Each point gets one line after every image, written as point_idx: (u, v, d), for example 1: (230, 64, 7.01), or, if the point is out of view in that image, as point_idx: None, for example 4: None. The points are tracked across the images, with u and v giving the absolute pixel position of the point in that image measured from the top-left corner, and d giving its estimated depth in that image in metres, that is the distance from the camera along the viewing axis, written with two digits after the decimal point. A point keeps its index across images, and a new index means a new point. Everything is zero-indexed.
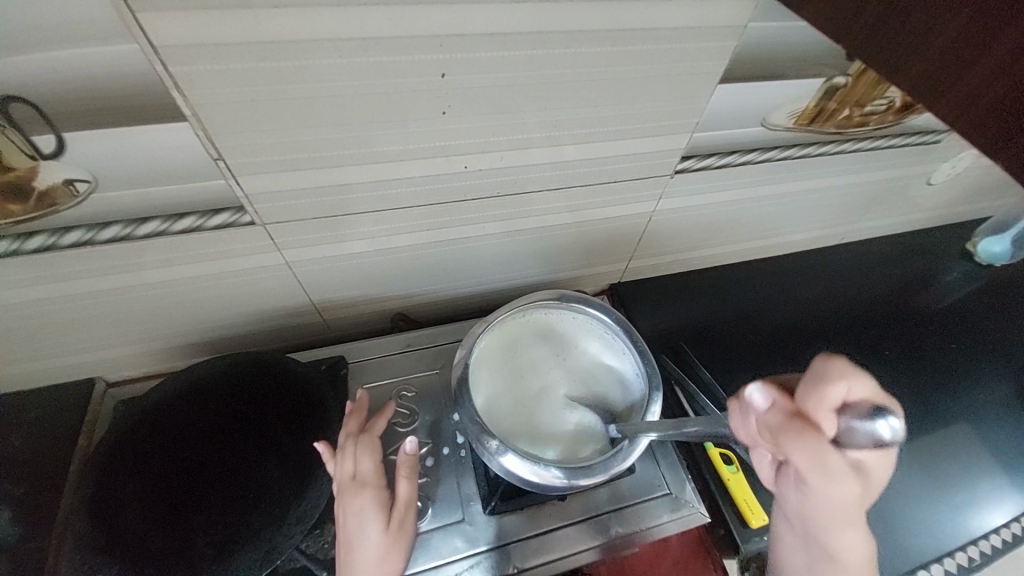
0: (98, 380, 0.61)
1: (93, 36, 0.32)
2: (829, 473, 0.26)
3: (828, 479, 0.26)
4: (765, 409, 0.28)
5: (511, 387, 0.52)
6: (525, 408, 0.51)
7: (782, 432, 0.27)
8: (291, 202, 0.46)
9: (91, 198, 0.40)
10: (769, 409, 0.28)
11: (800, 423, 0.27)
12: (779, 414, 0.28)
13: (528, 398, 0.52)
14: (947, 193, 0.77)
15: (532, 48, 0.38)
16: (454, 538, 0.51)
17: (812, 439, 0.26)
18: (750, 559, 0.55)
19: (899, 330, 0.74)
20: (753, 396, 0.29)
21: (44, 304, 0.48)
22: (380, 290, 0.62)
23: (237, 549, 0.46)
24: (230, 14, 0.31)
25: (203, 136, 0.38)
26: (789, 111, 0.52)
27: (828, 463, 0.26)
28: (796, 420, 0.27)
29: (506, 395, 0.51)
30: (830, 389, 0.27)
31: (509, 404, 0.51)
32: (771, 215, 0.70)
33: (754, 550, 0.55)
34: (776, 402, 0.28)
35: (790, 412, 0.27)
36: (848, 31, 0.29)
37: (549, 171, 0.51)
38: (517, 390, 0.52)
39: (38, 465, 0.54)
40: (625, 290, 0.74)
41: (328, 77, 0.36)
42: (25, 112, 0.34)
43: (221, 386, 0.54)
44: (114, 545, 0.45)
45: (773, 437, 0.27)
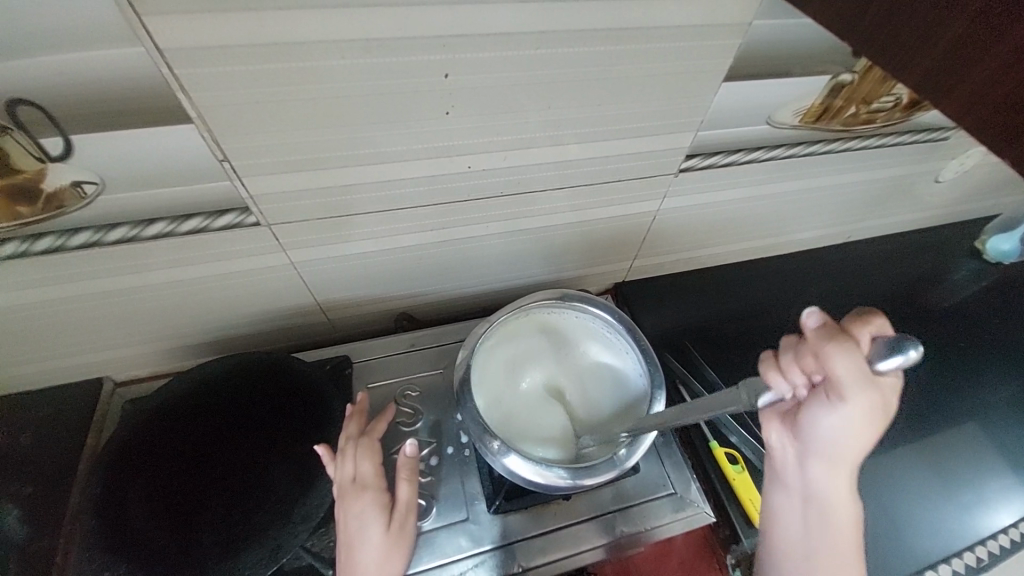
0: (106, 379, 0.61)
1: (99, 38, 0.32)
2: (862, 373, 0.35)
3: (858, 381, 0.35)
4: (814, 328, 0.37)
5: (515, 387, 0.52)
6: (529, 408, 0.51)
7: (829, 342, 0.36)
8: (296, 203, 0.46)
9: (98, 200, 0.40)
10: (818, 328, 0.37)
11: (843, 336, 0.36)
12: (825, 330, 0.37)
13: (532, 399, 0.52)
14: (955, 191, 0.76)
15: (535, 47, 0.38)
16: (459, 537, 0.51)
17: (853, 344, 0.35)
18: (744, 555, 0.55)
19: (906, 329, 0.74)
20: (804, 319, 0.38)
21: (53, 305, 0.49)
22: (384, 290, 0.62)
23: (243, 548, 0.46)
24: (232, 17, 0.31)
25: (208, 138, 0.38)
26: (794, 109, 0.51)
27: (862, 364, 0.35)
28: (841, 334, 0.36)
29: (510, 395, 0.52)
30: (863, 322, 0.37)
31: (513, 404, 0.51)
32: (777, 214, 0.70)
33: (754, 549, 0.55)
34: (823, 322, 0.37)
35: (836, 330, 0.37)
36: (855, 27, 0.29)
37: (552, 170, 0.51)
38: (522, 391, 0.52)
39: (48, 464, 0.54)
40: (629, 289, 0.74)
41: (332, 78, 0.36)
42: (32, 115, 0.34)
43: (226, 385, 0.54)
44: (122, 543, 0.45)
45: (821, 345, 0.36)
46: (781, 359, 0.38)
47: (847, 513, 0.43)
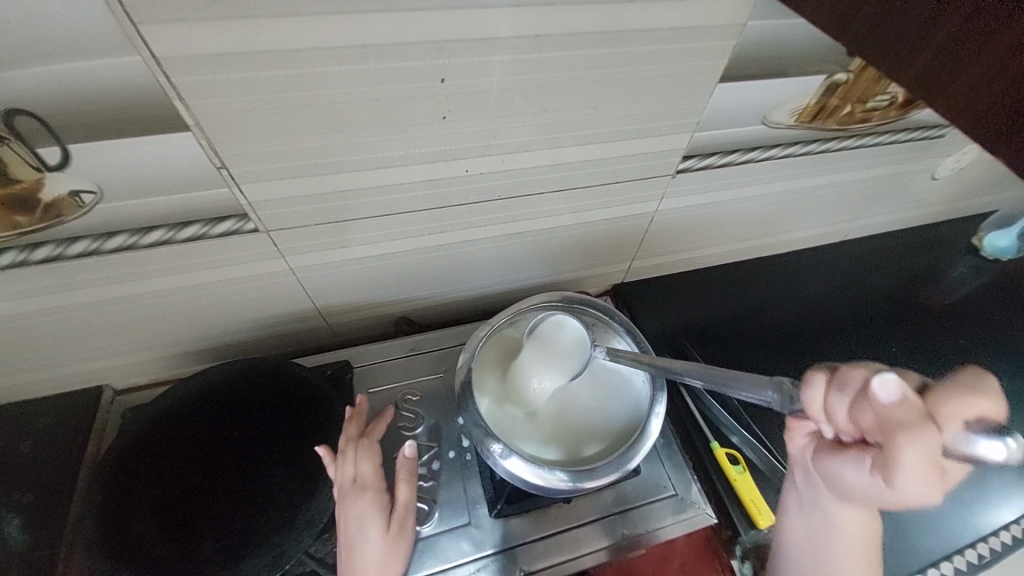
0: (106, 387, 0.61)
1: (97, 48, 0.32)
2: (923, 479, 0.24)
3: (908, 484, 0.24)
4: (885, 403, 0.24)
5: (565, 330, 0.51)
6: (576, 352, 0.50)
7: (894, 422, 0.24)
8: (294, 209, 0.46)
9: (97, 209, 0.40)
10: (894, 404, 0.24)
11: (922, 424, 0.23)
12: (899, 409, 0.24)
13: (584, 343, 0.51)
14: (951, 188, 0.76)
15: (530, 51, 0.38)
16: (462, 541, 0.51)
17: (929, 439, 0.23)
18: (748, 547, 0.55)
19: (907, 326, 0.73)
20: (875, 382, 0.25)
21: (52, 314, 0.49)
22: (383, 294, 0.62)
23: (247, 554, 0.46)
24: (229, 26, 0.31)
25: (206, 145, 0.38)
26: (788, 109, 0.52)
27: (929, 469, 0.24)
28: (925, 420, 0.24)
29: (559, 336, 0.51)
30: (965, 401, 0.24)
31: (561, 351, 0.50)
32: (774, 213, 0.70)
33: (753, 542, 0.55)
34: (905, 397, 0.24)
35: (919, 411, 0.24)
36: (851, 26, 0.29)
37: (550, 173, 0.51)
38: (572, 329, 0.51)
39: (47, 473, 0.54)
40: (627, 290, 0.75)
41: (328, 85, 0.36)
42: (31, 125, 0.34)
43: (229, 390, 0.54)
44: (126, 551, 0.45)
45: (890, 422, 0.24)
46: (829, 399, 0.28)
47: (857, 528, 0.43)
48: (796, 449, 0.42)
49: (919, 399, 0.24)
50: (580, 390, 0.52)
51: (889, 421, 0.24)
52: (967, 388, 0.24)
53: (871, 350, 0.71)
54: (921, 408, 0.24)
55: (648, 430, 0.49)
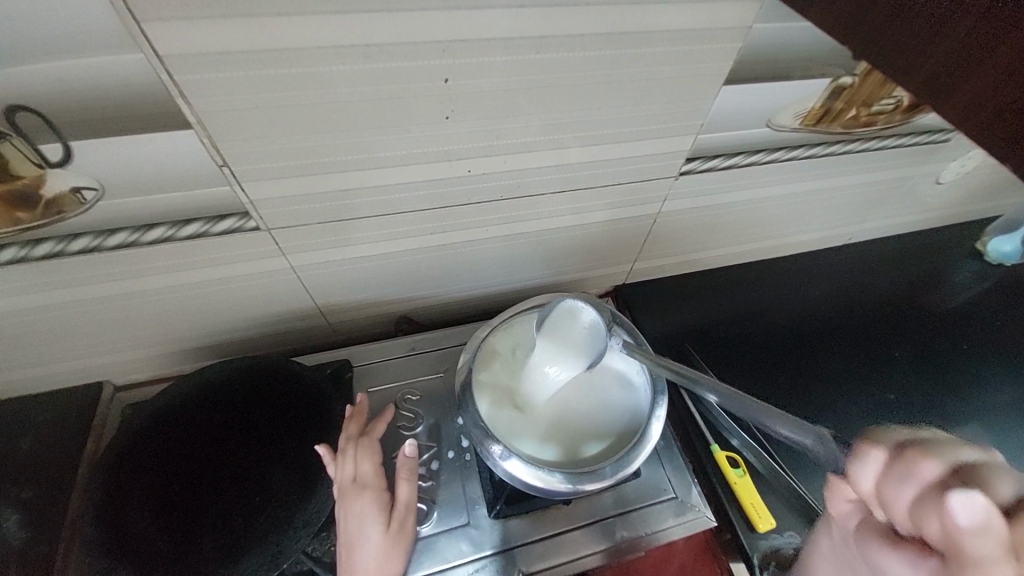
0: (106, 383, 0.61)
1: (100, 46, 0.32)
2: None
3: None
4: (960, 524, 0.21)
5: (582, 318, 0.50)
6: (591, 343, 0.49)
7: (962, 545, 0.21)
8: (296, 208, 0.46)
9: (98, 206, 0.40)
10: (969, 529, 0.21)
11: (998, 558, 0.20)
12: (976, 535, 0.21)
13: (601, 332, 0.49)
14: (956, 192, 0.76)
15: (535, 52, 0.38)
16: (460, 541, 0.51)
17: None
18: (767, 556, 0.54)
19: (909, 331, 0.73)
20: (953, 495, 0.22)
21: (53, 310, 0.49)
22: (384, 294, 0.62)
23: (245, 552, 0.46)
24: (232, 24, 0.31)
25: (207, 143, 0.38)
26: (793, 112, 0.51)
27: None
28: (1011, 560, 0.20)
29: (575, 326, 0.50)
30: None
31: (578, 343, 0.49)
32: (777, 216, 0.70)
33: (767, 548, 0.54)
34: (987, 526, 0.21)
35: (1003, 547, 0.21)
36: (858, 30, 0.29)
37: (552, 174, 0.51)
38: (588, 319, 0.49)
39: (47, 469, 0.54)
40: (627, 293, 0.75)
41: (331, 84, 0.36)
42: (33, 121, 0.34)
43: (228, 388, 0.54)
44: (123, 548, 0.45)
45: (959, 545, 0.21)
46: (886, 484, 0.26)
47: None
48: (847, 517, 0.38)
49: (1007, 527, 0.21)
50: (580, 392, 0.53)
51: (962, 544, 0.21)
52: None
53: (873, 354, 0.70)
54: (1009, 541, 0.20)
55: (646, 434, 0.48)
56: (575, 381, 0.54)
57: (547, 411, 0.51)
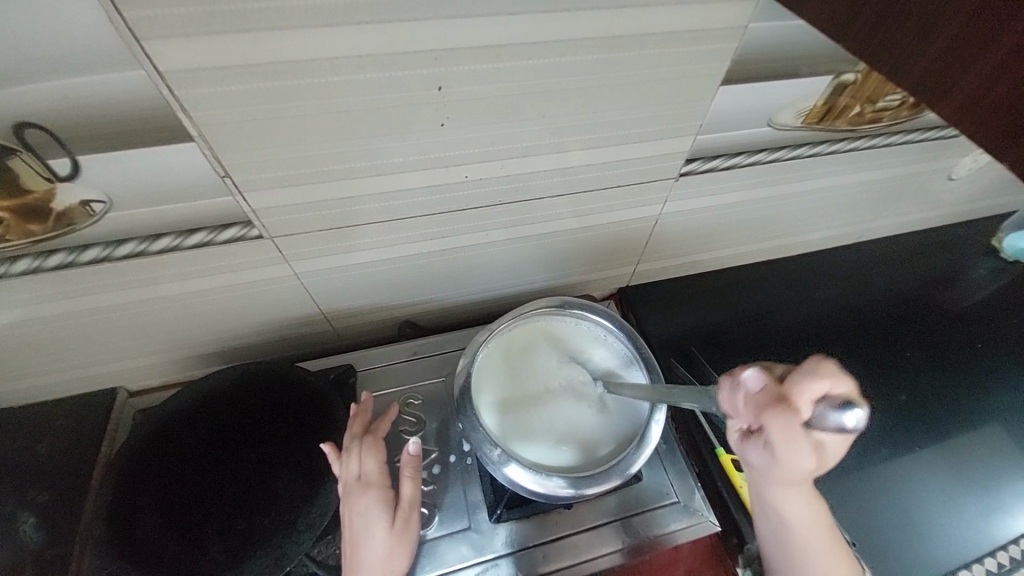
0: (120, 389, 0.63)
1: (103, 62, 0.33)
2: (794, 449, 0.32)
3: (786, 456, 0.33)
4: (754, 391, 0.34)
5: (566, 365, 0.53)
6: (586, 377, 0.52)
7: (769, 407, 0.33)
8: (297, 216, 0.47)
9: (106, 217, 0.42)
10: (756, 391, 0.34)
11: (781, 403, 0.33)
12: (763, 394, 0.33)
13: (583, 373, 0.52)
14: (971, 187, 0.74)
15: (527, 58, 0.38)
16: (461, 545, 0.51)
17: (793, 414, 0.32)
18: None
19: (922, 330, 0.72)
20: (745, 379, 0.35)
21: (66, 318, 0.50)
22: (388, 299, 0.63)
23: (250, 555, 0.47)
24: (230, 38, 0.32)
25: (209, 155, 0.39)
26: (796, 111, 0.51)
27: (794, 438, 0.32)
28: (777, 402, 0.33)
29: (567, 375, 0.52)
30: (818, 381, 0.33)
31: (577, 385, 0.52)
32: (783, 215, 0.69)
33: None
34: (765, 385, 0.34)
35: (778, 393, 0.33)
36: (848, 31, 0.29)
37: (552, 178, 0.51)
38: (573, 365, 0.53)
39: (62, 472, 0.56)
40: (633, 295, 0.74)
41: (328, 95, 0.37)
42: (41, 137, 0.35)
43: (235, 394, 0.55)
44: (133, 552, 0.46)
45: (765, 411, 0.33)
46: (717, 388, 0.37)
47: (824, 532, 0.43)
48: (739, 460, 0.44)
49: (777, 389, 0.34)
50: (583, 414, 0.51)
51: (761, 404, 0.33)
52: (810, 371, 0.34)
53: (883, 355, 0.69)
54: (781, 394, 0.33)
55: (647, 437, 0.48)
56: (570, 404, 0.51)
57: (553, 431, 0.49)
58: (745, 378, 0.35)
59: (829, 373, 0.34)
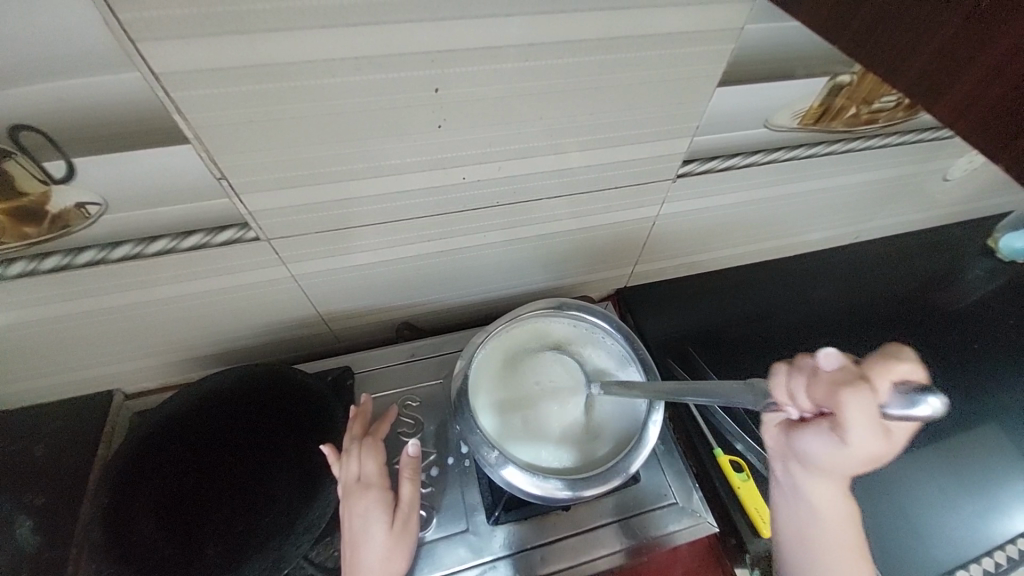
0: (116, 391, 0.63)
1: (98, 65, 0.33)
2: (869, 429, 0.28)
3: (858, 439, 0.29)
4: (829, 370, 0.29)
5: (563, 364, 0.52)
6: (581, 382, 0.52)
7: (848, 384, 0.28)
8: (294, 218, 0.46)
9: (102, 219, 0.41)
10: (833, 369, 0.29)
11: (861, 382, 0.28)
12: (841, 373, 0.29)
13: (579, 373, 0.52)
14: (967, 188, 0.74)
15: (525, 60, 0.38)
16: (459, 547, 0.51)
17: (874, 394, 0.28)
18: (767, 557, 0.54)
19: (920, 331, 0.72)
20: (821, 357, 0.30)
21: (61, 321, 0.50)
22: (385, 301, 0.63)
23: (248, 558, 0.47)
24: (226, 40, 0.32)
25: (206, 157, 0.39)
26: (793, 112, 0.51)
27: (873, 422, 0.28)
28: (857, 380, 0.28)
29: (564, 374, 0.52)
30: (899, 367, 0.29)
31: (574, 385, 0.52)
32: (780, 216, 0.69)
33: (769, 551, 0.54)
34: (842, 364, 0.29)
35: (856, 373, 0.29)
36: (844, 33, 0.29)
37: (549, 179, 0.51)
38: (570, 365, 0.52)
39: (57, 475, 0.56)
40: (631, 296, 0.74)
41: (325, 97, 0.37)
42: (36, 139, 0.35)
43: (232, 397, 0.55)
44: (130, 555, 0.46)
45: (845, 388, 0.28)
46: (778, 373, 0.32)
47: (847, 525, 0.44)
48: (773, 439, 0.44)
49: (853, 367, 0.29)
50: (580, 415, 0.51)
51: (838, 382, 0.29)
52: (886, 356, 0.31)
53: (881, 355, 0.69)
54: (859, 373, 0.29)
55: (644, 438, 0.48)
56: (568, 405, 0.51)
57: (550, 432, 0.49)
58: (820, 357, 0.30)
59: (899, 362, 0.30)
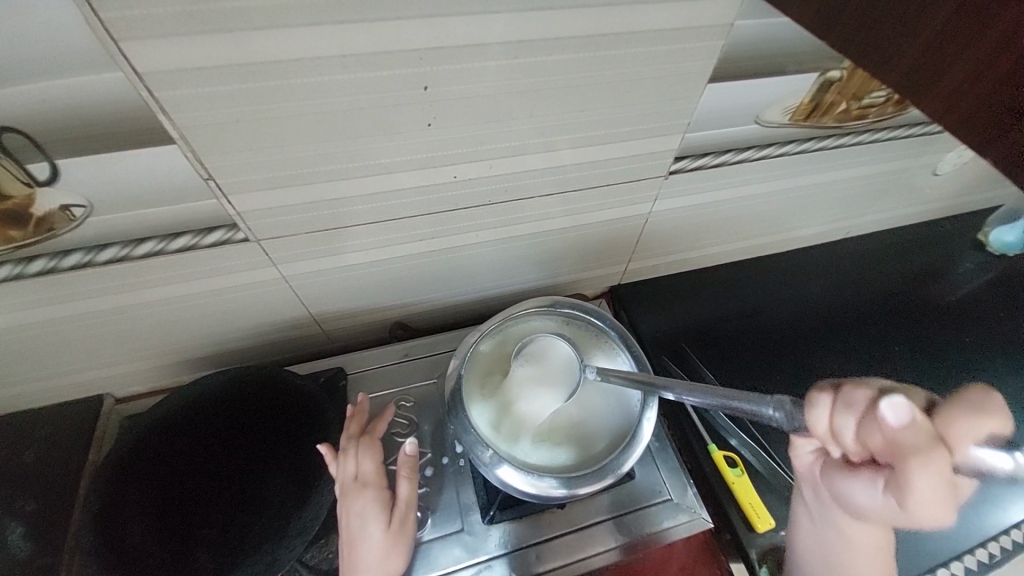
0: (106, 396, 0.62)
1: (80, 65, 0.32)
2: (933, 496, 0.27)
3: (921, 502, 0.27)
4: (897, 426, 0.27)
5: (557, 357, 0.51)
6: (576, 374, 0.51)
7: (916, 448, 0.26)
8: (285, 218, 0.46)
9: (87, 222, 0.41)
10: (901, 425, 0.27)
11: (932, 447, 0.26)
12: (911, 431, 0.27)
13: (575, 363, 0.51)
14: (957, 182, 0.75)
15: (514, 57, 0.38)
16: (454, 547, 0.51)
17: (942, 461, 0.26)
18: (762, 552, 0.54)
19: (913, 324, 0.72)
20: (885, 408, 0.27)
21: (48, 325, 0.49)
22: (378, 301, 0.62)
23: (242, 561, 0.46)
24: (209, 38, 0.31)
25: (192, 157, 0.38)
26: (783, 108, 0.51)
27: (942, 485, 0.26)
28: (930, 444, 0.26)
29: (559, 367, 0.51)
30: (974, 422, 0.27)
31: (569, 378, 0.51)
32: (772, 212, 0.69)
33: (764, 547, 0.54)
34: (914, 420, 0.27)
35: (930, 433, 0.27)
36: (832, 27, 0.29)
37: (541, 177, 0.51)
38: (566, 357, 0.51)
39: (46, 481, 0.55)
40: (626, 293, 0.74)
41: (312, 96, 0.37)
42: (17, 141, 0.34)
43: (223, 399, 0.54)
44: (121, 561, 0.46)
45: (909, 452, 0.26)
46: (830, 416, 0.31)
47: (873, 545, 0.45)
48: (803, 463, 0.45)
49: (926, 426, 0.27)
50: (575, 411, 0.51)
51: (903, 443, 0.27)
52: (971, 406, 0.27)
53: (874, 348, 0.69)
54: (932, 434, 0.27)
55: (638, 435, 0.48)
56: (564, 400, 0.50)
57: (546, 429, 0.49)
58: (887, 407, 0.27)
59: (982, 411, 0.27)
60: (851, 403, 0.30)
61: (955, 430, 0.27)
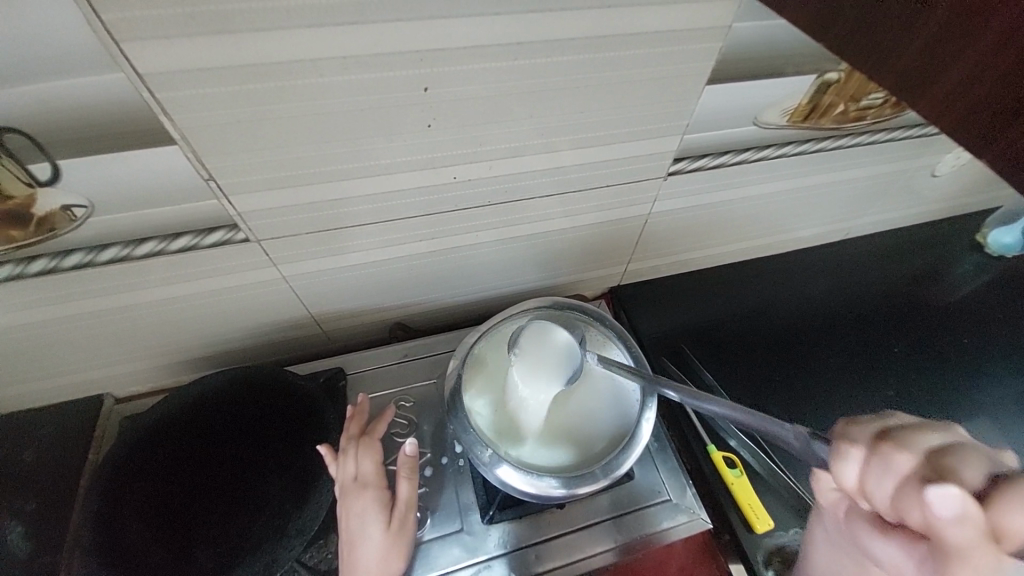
0: (107, 396, 0.62)
1: (81, 66, 0.32)
2: None
3: None
4: (943, 516, 0.22)
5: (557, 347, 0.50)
6: (576, 362, 0.50)
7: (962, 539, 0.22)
8: (285, 219, 0.46)
9: (88, 222, 0.41)
10: (949, 518, 0.22)
11: (982, 543, 0.22)
12: (956, 524, 0.22)
13: (575, 355, 0.50)
14: (956, 184, 0.75)
15: (513, 58, 0.38)
16: (453, 547, 0.51)
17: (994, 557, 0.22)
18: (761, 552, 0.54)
19: (912, 325, 0.72)
20: (932, 495, 0.23)
21: (49, 325, 0.49)
22: (378, 301, 0.62)
23: (241, 561, 0.46)
24: (209, 39, 0.31)
25: (193, 157, 0.39)
26: (781, 109, 0.51)
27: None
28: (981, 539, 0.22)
29: (558, 357, 0.49)
30: None
31: (568, 369, 0.49)
32: (771, 213, 0.69)
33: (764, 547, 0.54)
34: (967, 511, 0.22)
35: (985, 525, 0.22)
36: (829, 29, 0.29)
37: (541, 178, 0.51)
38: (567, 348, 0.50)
39: (46, 481, 0.55)
40: (626, 294, 0.75)
41: (312, 97, 0.37)
42: (19, 141, 0.34)
43: (224, 399, 0.54)
44: (120, 560, 0.46)
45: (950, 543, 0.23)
46: (863, 479, 0.28)
47: None
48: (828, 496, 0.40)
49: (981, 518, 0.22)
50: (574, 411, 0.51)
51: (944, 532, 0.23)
52: None
53: (873, 349, 0.69)
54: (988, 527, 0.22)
55: (638, 434, 0.48)
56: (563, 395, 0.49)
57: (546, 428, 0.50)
58: (934, 494, 0.22)
59: None
60: (889, 472, 0.26)
61: (1008, 518, 0.22)
